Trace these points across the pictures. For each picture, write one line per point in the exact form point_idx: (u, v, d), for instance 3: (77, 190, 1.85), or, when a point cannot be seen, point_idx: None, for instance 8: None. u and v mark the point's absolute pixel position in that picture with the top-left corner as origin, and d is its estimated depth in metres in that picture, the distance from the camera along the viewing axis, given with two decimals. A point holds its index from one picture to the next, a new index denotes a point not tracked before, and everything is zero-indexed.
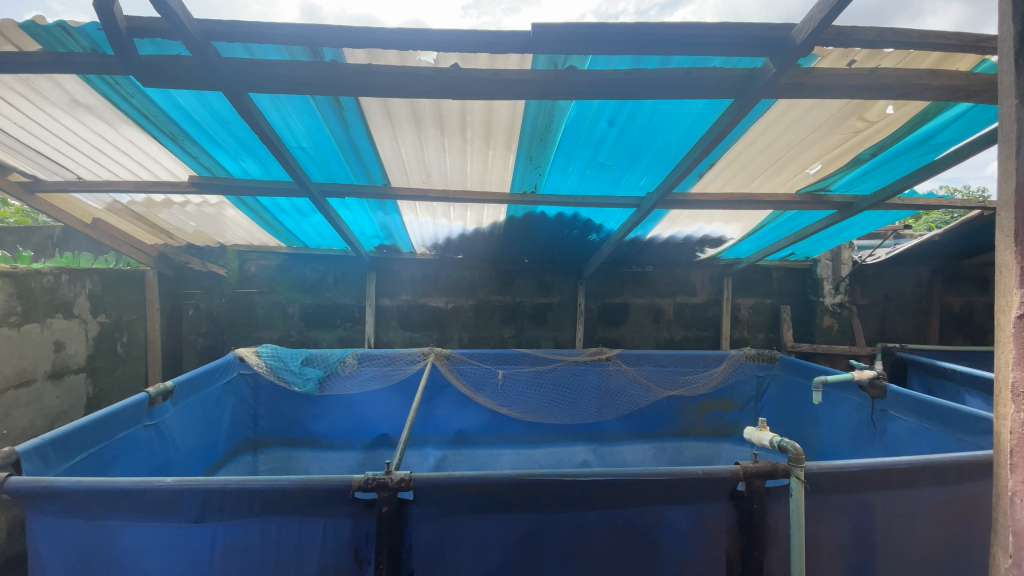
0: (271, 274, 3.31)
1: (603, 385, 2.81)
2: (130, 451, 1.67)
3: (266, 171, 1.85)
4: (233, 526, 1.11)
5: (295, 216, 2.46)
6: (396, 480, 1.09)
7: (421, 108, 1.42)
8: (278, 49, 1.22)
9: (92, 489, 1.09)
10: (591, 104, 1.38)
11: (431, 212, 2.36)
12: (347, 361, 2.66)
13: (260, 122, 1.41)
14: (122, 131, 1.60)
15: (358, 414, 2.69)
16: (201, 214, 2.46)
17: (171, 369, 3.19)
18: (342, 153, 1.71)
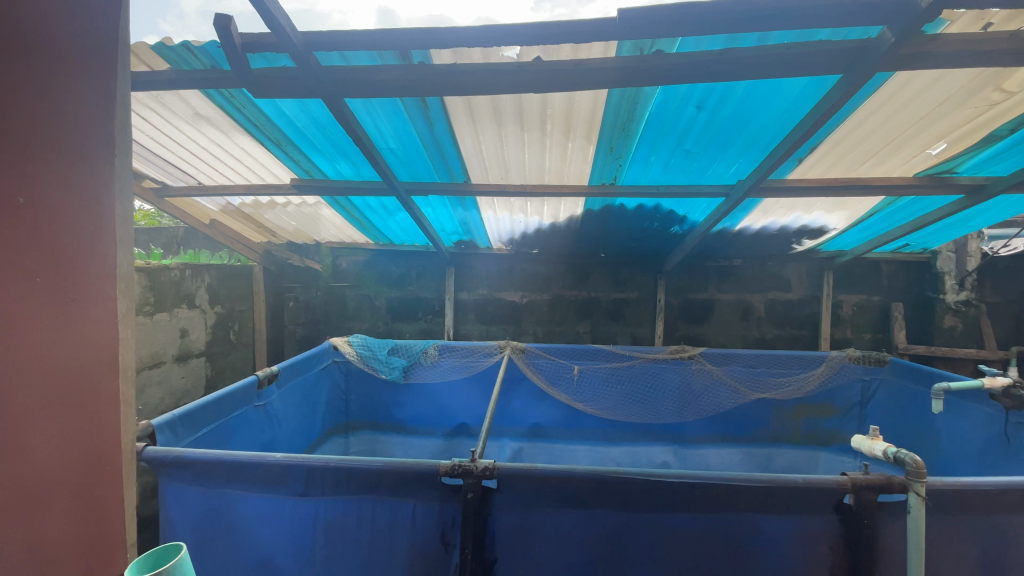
0: (360, 269, 3.52)
1: (685, 384, 2.70)
2: (242, 428, 1.85)
3: (357, 172, 1.97)
4: (332, 501, 1.19)
5: (382, 215, 2.59)
6: (481, 468, 1.12)
7: (501, 103, 1.43)
8: (371, 55, 1.29)
9: (215, 461, 1.22)
10: (678, 89, 1.31)
11: (508, 207, 2.38)
12: (428, 352, 2.76)
13: (354, 125, 1.49)
14: (235, 139, 1.78)
15: (439, 404, 2.79)
16: (301, 214, 2.67)
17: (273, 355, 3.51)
18: (427, 152, 1.78)
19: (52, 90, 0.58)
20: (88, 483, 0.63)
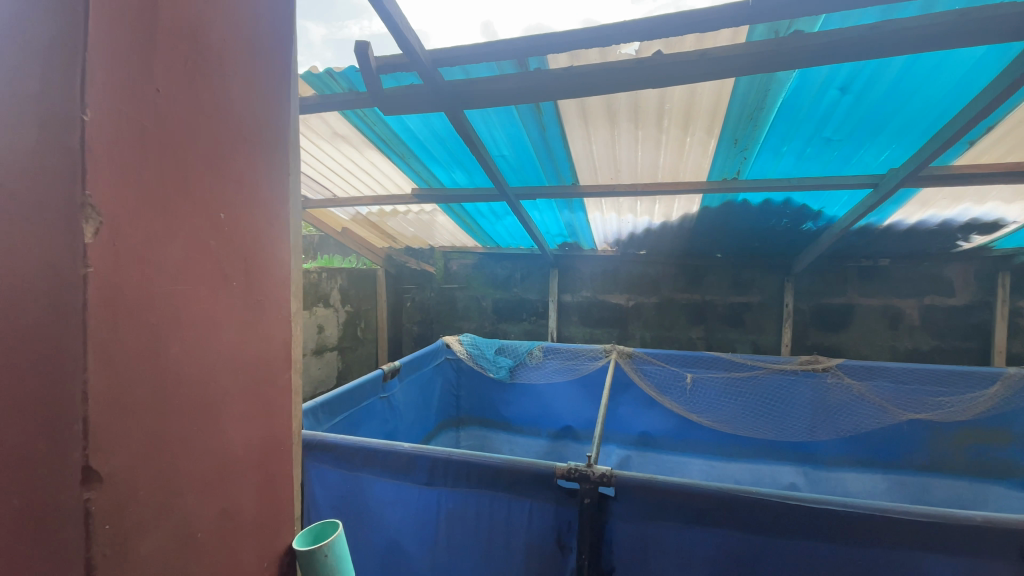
0: (469, 272, 3.67)
1: (817, 399, 2.44)
2: (370, 417, 2.02)
3: (471, 180, 2.06)
4: (454, 493, 1.26)
5: (491, 219, 2.68)
6: (598, 474, 1.11)
7: (617, 103, 1.41)
8: (490, 66, 1.35)
9: (353, 446, 1.35)
10: (820, 71, 1.20)
11: (616, 208, 2.33)
12: (533, 353, 2.79)
13: (473, 136, 1.57)
14: (366, 154, 1.95)
15: (545, 405, 2.81)
16: (419, 221, 2.85)
17: (392, 351, 3.80)
18: (538, 157, 1.80)
19: (251, 106, 0.62)
20: (270, 471, 0.66)
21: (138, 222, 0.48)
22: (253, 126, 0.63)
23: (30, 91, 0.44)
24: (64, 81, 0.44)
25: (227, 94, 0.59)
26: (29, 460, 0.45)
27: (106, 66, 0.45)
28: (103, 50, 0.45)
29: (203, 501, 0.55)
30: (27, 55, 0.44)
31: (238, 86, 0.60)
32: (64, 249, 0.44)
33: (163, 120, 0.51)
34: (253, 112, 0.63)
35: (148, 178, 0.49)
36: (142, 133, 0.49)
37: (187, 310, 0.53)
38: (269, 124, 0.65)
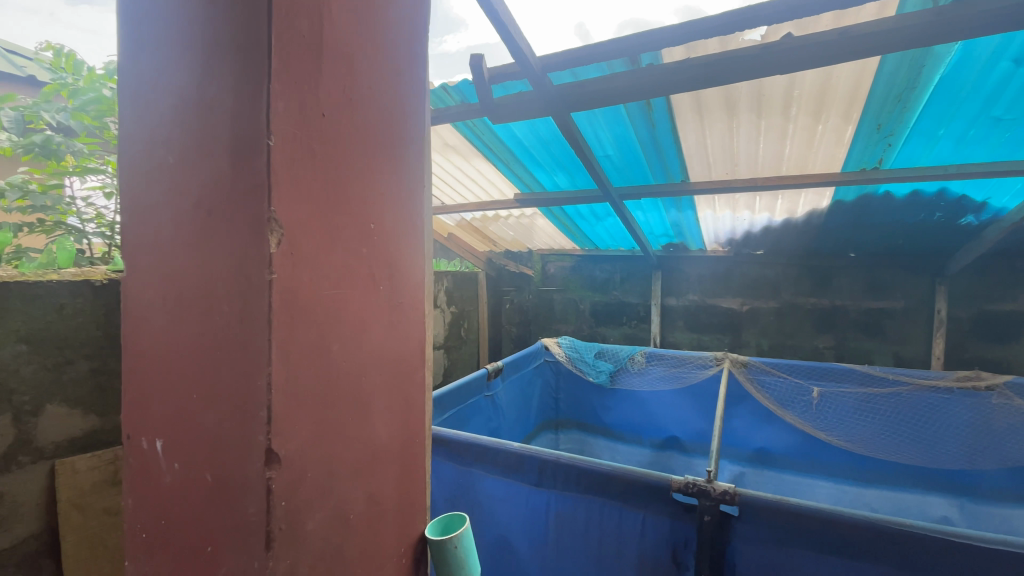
0: (567, 274, 3.69)
1: (976, 421, 2.10)
2: (476, 414, 2.10)
3: (573, 181, 2.04)
4: (563, 497, 1.26)
5: (591, 221, 2.65)
6: (719, 491, 1.05)
7: (736, 93, 1.32)
8: (599, 66, 1.35)
9: (465, 442, 1.41)
10: (990, 40, 1.02)
11: (731, 205, 2.18)
12: (636, 358, 2.74)
13: (578, 138, 1.56)
14: (474, 163, 2.02)
15: (647, 412, 2.72)
16: (520, 225, 2.91)
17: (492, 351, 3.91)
18: (644, 154, 1.74)
19: (394, 123, 0.67)
20: (408, 461, 0.70)
21: (308, 232, 0.54)
22: (396, 143, 0.67)
23: (227, 122, 0.52)
24: (251, 112, 0.50)
25: (376, 114, 0.64)
26: (225, 438, 0.53)
27: (285, 96, 0.51)
28: (283, 82, 0.51)
29: (354, 486, 0.61)
30: (225, 91, 0.52)
31: (384, 106, 0.65)
32: (254, 258, 0.50)
33: (327, 140, 0.56)
34: (396, 130, 0.67)
35: (315, 194, 0.55)
36: (311, 153, 0.54)
37: (344, 311, 0.59)
38: (409, 139, 0.70)
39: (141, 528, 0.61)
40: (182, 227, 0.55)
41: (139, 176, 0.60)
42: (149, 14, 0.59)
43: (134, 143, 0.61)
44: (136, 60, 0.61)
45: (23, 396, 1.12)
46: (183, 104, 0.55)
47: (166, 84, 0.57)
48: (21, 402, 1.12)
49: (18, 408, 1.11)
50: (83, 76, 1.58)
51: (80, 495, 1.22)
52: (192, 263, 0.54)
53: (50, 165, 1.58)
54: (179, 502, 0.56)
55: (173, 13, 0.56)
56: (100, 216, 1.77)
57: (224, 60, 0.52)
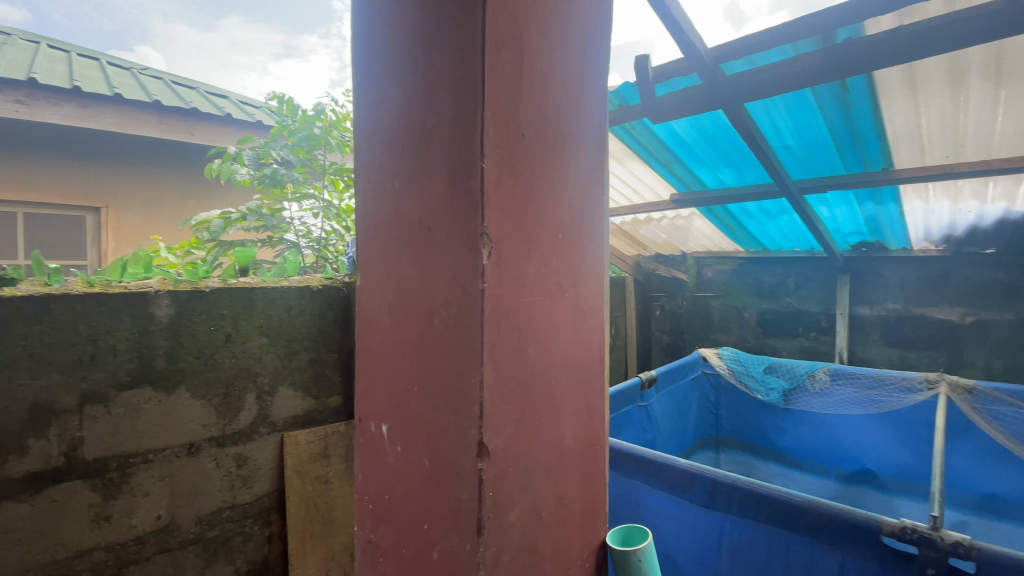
0: (726, 279, 3.57)
1: None
2: (629, 424, 2.05)
3: (741, 179, 1.94)
4: (740, 523, 1.16)
5: (760, 221, 2.45)
6: (949, 542, 0.89)
7: (966, 61, 1.19)
8: (781, 50, 1.33)
9: (628, 452, 1.38)
10: None
11: (951, 195, 1.84)
12: (817, 376, 2.43)
13: (750, 125, 1.51)
14: (628, 166, 2.01)
15: (830, 437, 2.40)
16: (674, 227, 2.78)
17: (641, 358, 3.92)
18: (834, 142, 1.61)
19: (581, 133, 0.68)
20: (590, 466, 0.71)
21: (509, 244, 0.58)
22: (584, 154, 0.69)
23: (444, 149, 0.58)
24: (466, 138, 0.56)
25: (566, 128, 0.66)
26: (440, 431, 0.59)
27: (494, 119, 0.56)
28: (492, 106, 0.55)
29: (545, 486, 0.63)
30: (442, 121, 0.58)
31: (572, 119, 0.67)
32: (468, 269, 0.56)
33: (525, 157, 0.60)
34: (584, 140, 0.69)
35: (516, 209, 0.59)
36: (512, 171, 0.58)
37: (540, 318, 0.62)
38: (596, 148, 0.71)
39: (367, 499, 0.71)
40: (406, 243, 0.64)
41: (369, 201, 0.71)
42: (375, 61, 0.69)
43: (364, 173, 0.72)
44: (365, 99, 0.72)
45: (265, 377, 1.48)
46: (406, 137, 0.63)
47: (390, 120, 0.66)
48: (263, 382, 1.48)
49: (262, 387, 1.48)
50: (299, 118, 2.19)
51: (301, 462, 1.55)
52: (415, 274, 0.62)
53: (277, 192, 2.20)
54: (401, 481, 0.65)
55: (397, 58, 0.65)
56: (310, 231, 2.27)
57: (442, 94, 0.58)
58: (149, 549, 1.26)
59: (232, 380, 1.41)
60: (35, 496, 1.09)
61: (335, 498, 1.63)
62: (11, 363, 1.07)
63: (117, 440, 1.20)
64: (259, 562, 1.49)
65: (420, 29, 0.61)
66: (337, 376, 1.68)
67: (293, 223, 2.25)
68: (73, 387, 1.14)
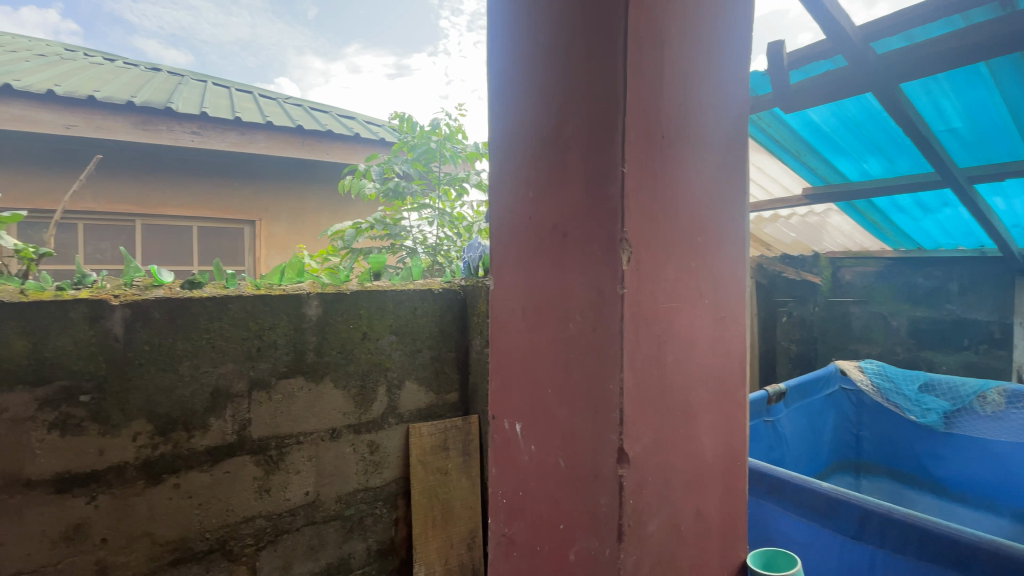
0: (868, 282, 3.81)
1: None
2: (754, 439, 1.90)
3: (891, 165, 2.20)
4: (893, 557, 1.13)
5: (915, 214, 2.65)
6: None
7: None
8: (946, 23, 1.45)
9: (763, 474, 1.42)
10: None
11: None
12: (986, 397, 2.20)
13: (908, 109, 1.70)
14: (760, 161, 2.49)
15: (1001, 470, 2.12)
16: (807, 223, 3.27)
17: (767, 362, 4.24)
18: (1006, 122, 1.74)
19: (719, 130, 0.65)
20: (731, 483, 0.67)
21: (650, 247, 0.57)
22: (725, 151, 0.66)
23: (581, 156, 0.59)
24: (605, 142, 0.56)
25: (706, 124, 0.63)
26: (578, 434, 0.60)
27: (635, 122, 0.55)
28: (634, 108, 0.55)
29: (684, 500, 0.61)
30: (579, 129, 0.60)
31: (711, 115, 0.64)
32: (607, 273, 0.56)
33: (663, 157, 0.58)
34: (725, 137, 0.66)
35: (655, 212, 0.57)
36: (651, 174, 0.57)
37: (680, 324, 0.60)
38: (737, 144, 0.67)
39: (502, 495, 0.75)
40: (539, 249, 0.66)
41: (502, 210, 0.74)
42: (509, 75, 0.72)
43: (496, 184, 0.76)
44: (497, 111, 0.75)
45: (393, 372, 1.64)
46: (541, 146, 0.65)
47: (524, 130, 0.69)
48: (392, 376, 1.64)
49: (391, 381, 1.64)
50: (418, 135, 2.42)
51: (423, 453, 1.67)
52: (548, 279, 0.64)
53: (398, 204, 2.44)
54: (536, 480, 0.67)
55: (533, 70, 0.67)
56: (426, 239, 2.48)
57: (580, 101, 0.59)
58: (298, 520, 1.48)
59: (366, 373, 1.58)
60: (213, 467, 1.34)
61: (454, 489, 1.72)
62: (200, 354, 1.32)
63: (274, 423, 1.43)
64: (387, 542, 1.64)
65: (557, 40, 0.63)
66: (455, 373, 1.79)
67: (412, 231, 2.50)
68: (244, 374, 1.38)
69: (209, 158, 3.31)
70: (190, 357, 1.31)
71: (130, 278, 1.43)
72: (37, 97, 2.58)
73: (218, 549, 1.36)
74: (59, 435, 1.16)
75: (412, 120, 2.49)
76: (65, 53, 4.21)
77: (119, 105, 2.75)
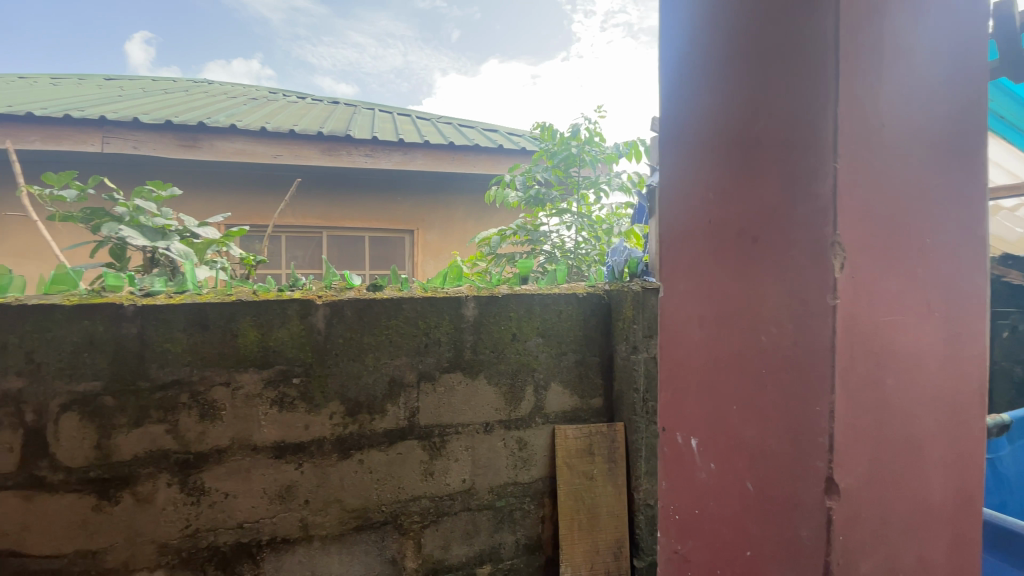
0: None
1: None
2: None
3: None
4: None
5: None
6: None
7: None
8: None
9: None
10: None
11: None
12: None
13: None
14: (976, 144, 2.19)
15: None
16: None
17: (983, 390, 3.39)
18: None
19: (953, 117, 0.56)
20: (962, 528, 0.59)
21: (867, 256, 0.52)
22: (958, 142, 0.56)
23: (779, 157, 0.56)
24: (813, 142, 0.52)
25: (930, 115, 0.54)
26: (771, 456, 0.57)
27: (849, 120, 0.51)
28: (850, 113, 0.51)
29: (902, 539, 0.55)
30: (778, 127, 0.56)
31: (944, 101, 0.55)
32: (816, 285, 0.52)
33: (884, 156, 0.52)
34: (958, 125, 0.56)
35: (873, 219, 0.52)
36: (869, 174, 0.51)
37: (901, 344, 0.53)
38: (975, 131, 0.57)
39: (674, 509, 0.74)
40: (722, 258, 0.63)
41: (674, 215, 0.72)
42: (689, 80, 0.70)
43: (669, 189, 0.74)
44: (671, 112, 0.73)
45: (541, 373, 1.69)
46: (733, 147, 0.62)
47: (705, 130, 0.66)
48: (539, 377, 1.68)
49: (538, 382, 1.68)
50: (559, 142, 2.49)
51: (569, 455, 1.69)
52: (735, 292, 0.61)
53: (538, 210, 2.49)
54: (716, 501, 0.65)
55: (723, 72, 0.64)
56: (564, 243, 2.47)
57: (779, 97, 0.56)
58: (456, 504, 1.60)
59: (516, 372, 1.65)
60: (388, 448, 1.52)
61: (600, 496, 1.70)
62: (380, 348, 1.51)
63: (437, 412, 1.57)
64: (534, 538, 1.69)
65: (746, 46, 0.61)
66: (599, 378, 1.78)
67: (551, 236, 2.50)
68: (414, 366, 1.54)
69: (379, 175, 3.78)
70: (373, 349, 1.50)
71: (329, 281, 1.70)
72: (254, 134, 3.19)
73: (391, 521, 1.54)
74: (278, 410, 1.42)
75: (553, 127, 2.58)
76: (271, 96, 5.13)
77: (313, 135, 3.27)
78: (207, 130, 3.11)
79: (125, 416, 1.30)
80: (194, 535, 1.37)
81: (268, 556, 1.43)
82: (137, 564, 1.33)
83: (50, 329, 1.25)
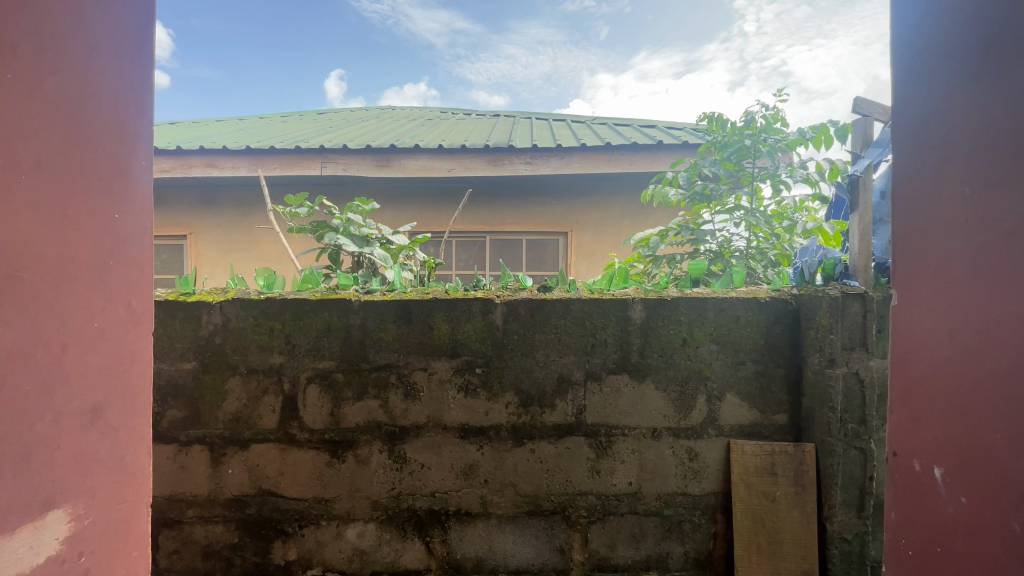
0: None
1: None
2: None
3: None
4: None
5: None
6: None
7: None
8: None
9: None
10: None
11: None
12: None
13: None
14: None
15: None
16: None
17: None
18: None
19: None
20: None
21: None
22: None
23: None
24: None
25: None
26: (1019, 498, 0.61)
27: None
28: None
29: None
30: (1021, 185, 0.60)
31: None
32: None
33: None
34: None
35: None
36: None
37: None
38: None
39: (907, 545, 0.79)
40: (985, 258, 0.65)
41: (919, 218, 0.75)
42: (917, 121, 0.75)
43: (906, 184, 0.77)
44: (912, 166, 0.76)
45: (714, 382, 1.60)
46: (985, 133, 0.64)
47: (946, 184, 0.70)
48: (712, 387, 1.60)
49: (712, 391, 1.60)
50: (728, 133, 2.31)
51: (747, 473, 1.57)
52: (994, 300, 0.64)
53: (701, 208, 2.36)
54: (966, 539, 0.68)
55: (977, 48, 0.65)
56: (731, 242, 2.32)
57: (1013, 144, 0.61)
58: (623, 505, 1.61)
59: (686, 380, 1.59)
60: (558, 441, 1.61)
61: (784, 521, 1.55)
62: (551, 345, 1.60)
63: (604, 412, 1.60)
64: (704, 554, 1.61)
65: (984, 81, 0.64)
66: (784, 393, 1.60)
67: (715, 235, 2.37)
68: (581, 365, 1.60)
69: (538, 182, 3.96)
70: (544, 346, 1.60)
71: (505, 282, 1.85)
72: (433, 152, 3.61)
73: (560, 512, 1.62)
74: (463, 396, 1.60)
75: (722, 118, 2.40)
76: (443, 115, 5.72)
77: (481, 149, 3.57)
78: (398, 151, 3.61)
79: (351, 391, 1.60)
80: (397, 496, 1.61)
81: (454, 525, 1.62)
82: (356, 514, 1.62)
83: (301, 318, 1.59)
